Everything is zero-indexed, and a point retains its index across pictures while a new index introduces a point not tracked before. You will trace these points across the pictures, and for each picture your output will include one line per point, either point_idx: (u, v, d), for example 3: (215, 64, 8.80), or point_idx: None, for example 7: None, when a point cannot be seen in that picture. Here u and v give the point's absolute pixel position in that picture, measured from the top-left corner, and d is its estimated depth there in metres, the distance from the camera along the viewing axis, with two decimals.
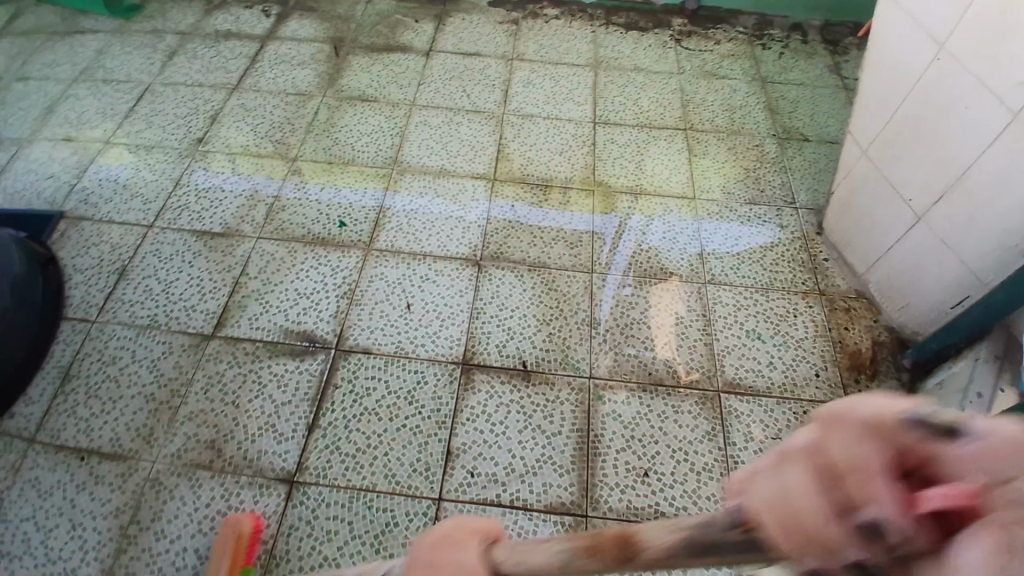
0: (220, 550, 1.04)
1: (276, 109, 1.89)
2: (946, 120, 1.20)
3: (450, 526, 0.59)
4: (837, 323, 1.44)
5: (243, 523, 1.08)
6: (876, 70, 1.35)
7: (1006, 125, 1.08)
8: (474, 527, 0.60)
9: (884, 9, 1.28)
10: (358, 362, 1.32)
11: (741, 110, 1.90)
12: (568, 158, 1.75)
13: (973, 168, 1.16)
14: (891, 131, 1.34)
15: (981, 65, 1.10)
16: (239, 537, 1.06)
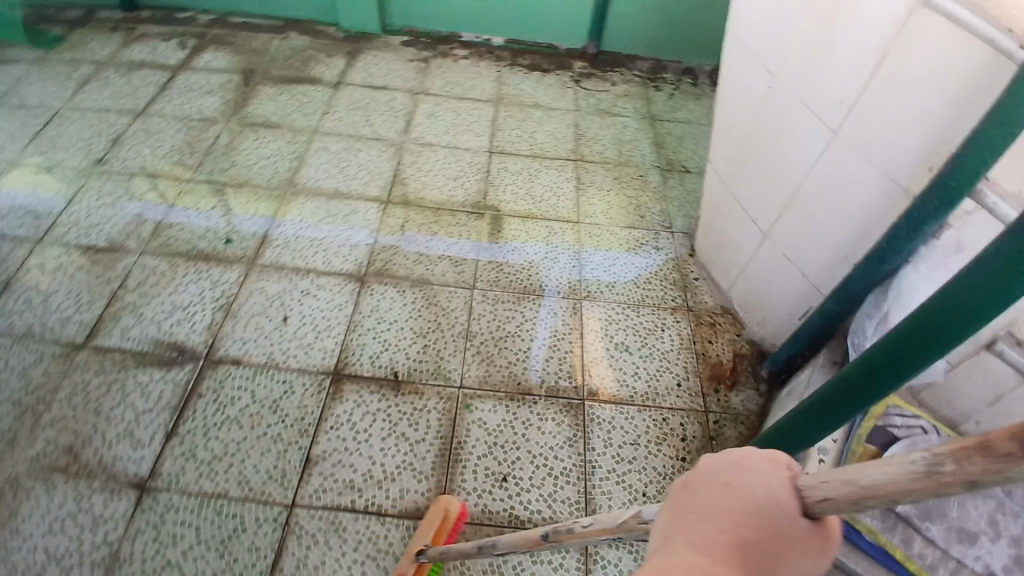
0: (429, 523, 1.09)
1: (178, 133, 1.92)
2: (782, 141, 1.28)
3: (736, 455, 0.49)
4: (701, 337, 1.54)
5: (452, 503, 1.12)
6: (730, 96, 1.44)
7: (826, 143, 1.16)
8: (778, 457, 0.48)
9: (731, 40, 1.37)
10: (225, 372, 1.32)
11: (629, 144, 2.04)
12: (461, 183, 1.83)
13: (806, 184, 1.24)
14: (745, 155, 1.42)
15: (803, 89, 1.18)
16: (447, 515, 1.11)
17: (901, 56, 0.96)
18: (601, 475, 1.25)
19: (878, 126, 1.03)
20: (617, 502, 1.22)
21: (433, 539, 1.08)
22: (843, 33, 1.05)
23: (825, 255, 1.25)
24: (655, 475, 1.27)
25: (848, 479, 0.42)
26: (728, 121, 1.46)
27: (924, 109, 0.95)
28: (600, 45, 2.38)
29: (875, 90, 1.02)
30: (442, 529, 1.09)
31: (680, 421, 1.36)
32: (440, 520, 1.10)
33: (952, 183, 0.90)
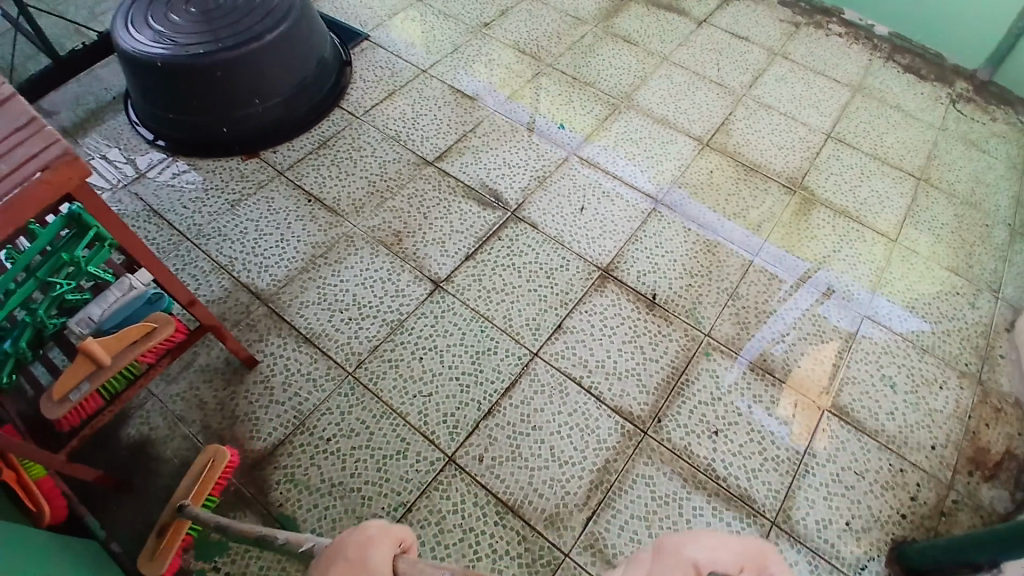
0: (196, 472, 1.11)
1: (552, 22, 2.14)
2: None
3: (367, 529, 0.61)
4: (977, 416, 1.34)
5: (222, 454, 1.12)
6: None
7: None
8: (396, 535, 0.62)
9: None
10: (523, 231, 1.55)
11: (988, 187, 1.75)
12: (785, 155, 1.77)
13: None
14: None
15: None
16: (213, 466, 1.11)
17: None
18: (811, 482, 1.21)
19: None
20: (815, 515, 1.18)
21: (196, 493, 1.08)
22: None
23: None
24: (866, 516, 1.20)
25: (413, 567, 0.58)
26: None
27: None
28: (995, 73, 2.01)
29: None
30: (207, 482, 1.10)
31: (916, 482, 1.24)
32: (207, 469, 1.11)
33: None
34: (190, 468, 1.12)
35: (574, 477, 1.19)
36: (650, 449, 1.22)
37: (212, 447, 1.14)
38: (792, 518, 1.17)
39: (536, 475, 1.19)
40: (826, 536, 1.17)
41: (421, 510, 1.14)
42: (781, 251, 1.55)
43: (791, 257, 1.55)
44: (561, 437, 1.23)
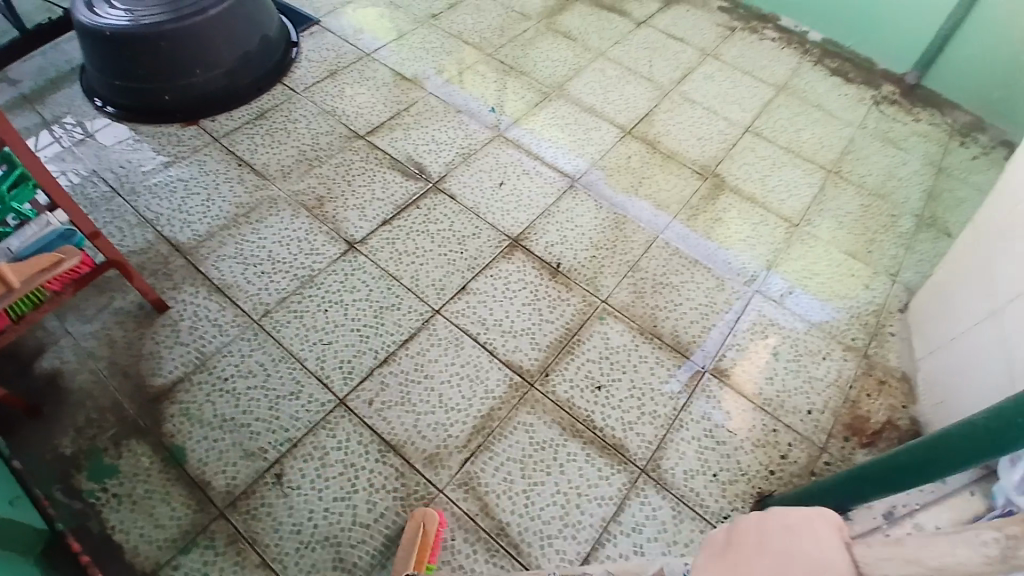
0: (410, 541, 1.05)
1: (498, 17, 2.24)
2: None
3: None
4: (861, 388, 1.41)
5: (430, 518, 1.08)
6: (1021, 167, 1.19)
7: None
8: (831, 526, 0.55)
9: None
10: (440, 201, 1.63)
11: (898, 182, 1.84)
12: (703, 144, 1.86)
13: None
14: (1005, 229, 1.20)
15: None
16: (425, 532, 1.06)
17: None
18: (682, 437, 1.29)
19: None
20: (683, 466, 1.25)
21: (416, 561, 1.02)
22: None
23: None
24: (735, 469, 1.26)
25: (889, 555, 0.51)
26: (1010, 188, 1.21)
27: None
28: (923, 77, 2.11)
29: None
30: (422, 549, 1.04)
31: (789, 443, 1.31)
32: (420, 534, 1.05)
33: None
34: (400, 537, 1.06)
35: (457, 422, 1.25)
36: (534, 400, 1.30)
37: (419, 514, 1.09)
38: (662, 468, 1.25)
39: (421, 419, 1.25)
40: (693, 486, 1.23)
41: (306, 446, 1.20)
42: (682, 231, 1.63)
43: (700, 238, 1.62)
44: (450, 386, 1.29)
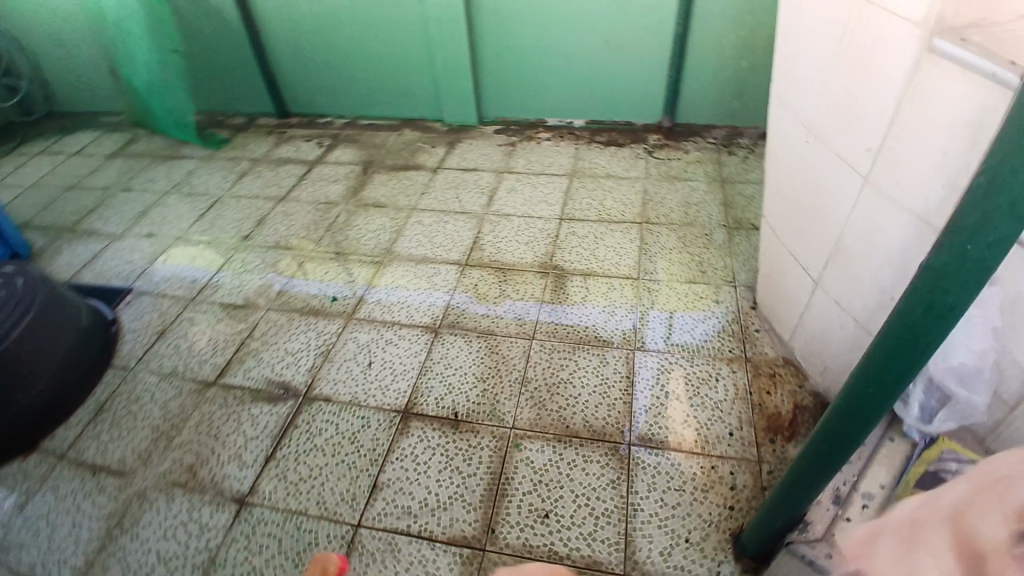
0: None
1: (308, 214, 2.34)
2: (823, 189, 1.29)
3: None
4: (758, 389, 1.51)
5: None
6: (779, 159, 1.46)
7: (860, 189, 1.16)
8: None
9: (776, 109, 1.43)
10: (318, 408, 1.58)
11: (697, 206, 2.10)
12: (532, 247, 2.02)
13: (849, 226, 1.23)
14: (798, 205, 1.40)
15: (836, 142, 1.20)
16: None
17: (920, 106, 0.97)
18: (642, 519, 1.29)
19: (910, 155, 1.01)
20: (656, 548, 1.24)
21: None
22: (867, 97, 1.08)
23: (867, 283, 1.22)
24: (700, 523, 1.28)
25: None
26: (778, 181, 1.48)
27: (933, 152, 0.96)
28: (675, 117, 2.50)
29: (904, 123, 1.01)
30: None
31: (729, 471, 1.36)
32: None
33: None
34: None
35: None
36: (493, 564, 1.23)
37: None
38: (638, 561, 1.23)
39: None
40: (673, 563, 1.23)
41: None
42: (550, 309, 1.77)
43: (570, 307, 1.77)
44: None
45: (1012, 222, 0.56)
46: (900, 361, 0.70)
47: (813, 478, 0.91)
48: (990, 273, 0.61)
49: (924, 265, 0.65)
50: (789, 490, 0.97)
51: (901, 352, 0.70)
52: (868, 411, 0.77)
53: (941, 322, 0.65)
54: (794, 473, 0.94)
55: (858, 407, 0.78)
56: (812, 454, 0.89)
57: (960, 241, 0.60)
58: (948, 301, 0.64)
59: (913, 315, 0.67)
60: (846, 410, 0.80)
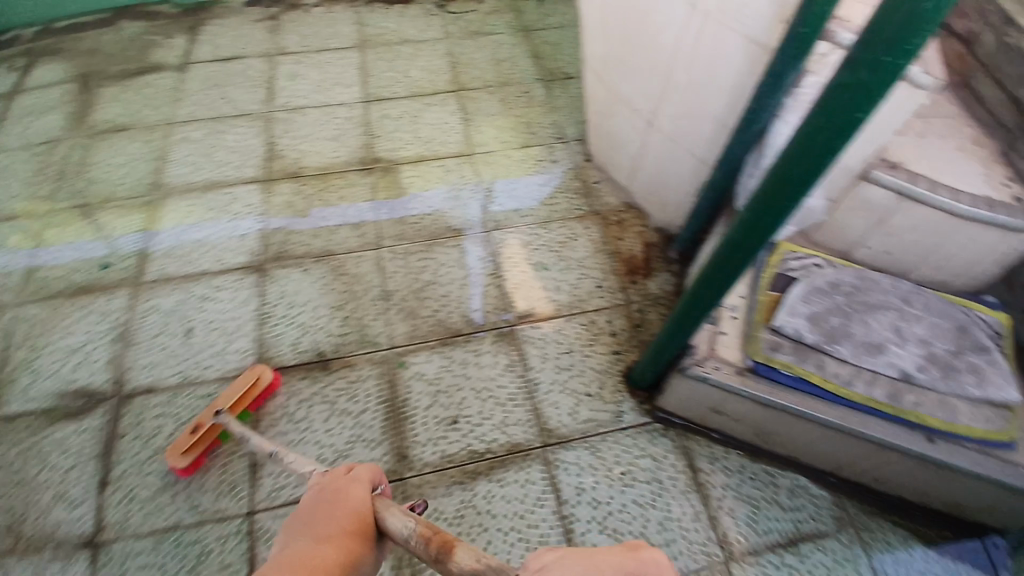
0: None
1: (20, 163, 1.72)
2: (645, 23, 1.24)
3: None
4: (611, 237, 1.54)
5: None
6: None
7: (690, 18, 1.14)
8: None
9: None
10: (141, 405, 1.27)
11: (508, 61, 1.90)
12: (342, 142, 1.69)
13: (678, 58, 1.21)
14: (619, 45, 1.35)
15: None
16: None
17: None
18: (545, 389, 1.32)
19: None
20: (565, 409, 1.29)
21: None
22: None
23: (700, 114, 1.25)
24: (595, 374, 1.34)
25: (385, 509, 0.76)
26: (590, 22, 1.38)
27: None
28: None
29: None
30: None
31: (607, 319, 1.41)
32: None
33: (808, 31, 0.94)
34: None
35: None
36: (418, 488, 1.17)
37: None
38: (553, 428, 1.27)
39: None
40: (581, 420, 1.29)
41: None
42: (388, 207, 1.56)
43: (411, 198, 1.57)
44: None
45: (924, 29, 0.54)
46: (820, 159, 0.69)
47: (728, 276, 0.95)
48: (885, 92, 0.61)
49: (833, 81, 0.63)
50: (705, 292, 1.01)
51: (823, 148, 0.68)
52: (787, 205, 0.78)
53: (843, 140, 0.66)
54: (711, 277, 0.97)
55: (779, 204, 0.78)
56: (728, 253, 0.91)
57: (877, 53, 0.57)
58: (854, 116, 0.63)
59: (825, 134, 0.67)
60: (766, 207, 0.80)
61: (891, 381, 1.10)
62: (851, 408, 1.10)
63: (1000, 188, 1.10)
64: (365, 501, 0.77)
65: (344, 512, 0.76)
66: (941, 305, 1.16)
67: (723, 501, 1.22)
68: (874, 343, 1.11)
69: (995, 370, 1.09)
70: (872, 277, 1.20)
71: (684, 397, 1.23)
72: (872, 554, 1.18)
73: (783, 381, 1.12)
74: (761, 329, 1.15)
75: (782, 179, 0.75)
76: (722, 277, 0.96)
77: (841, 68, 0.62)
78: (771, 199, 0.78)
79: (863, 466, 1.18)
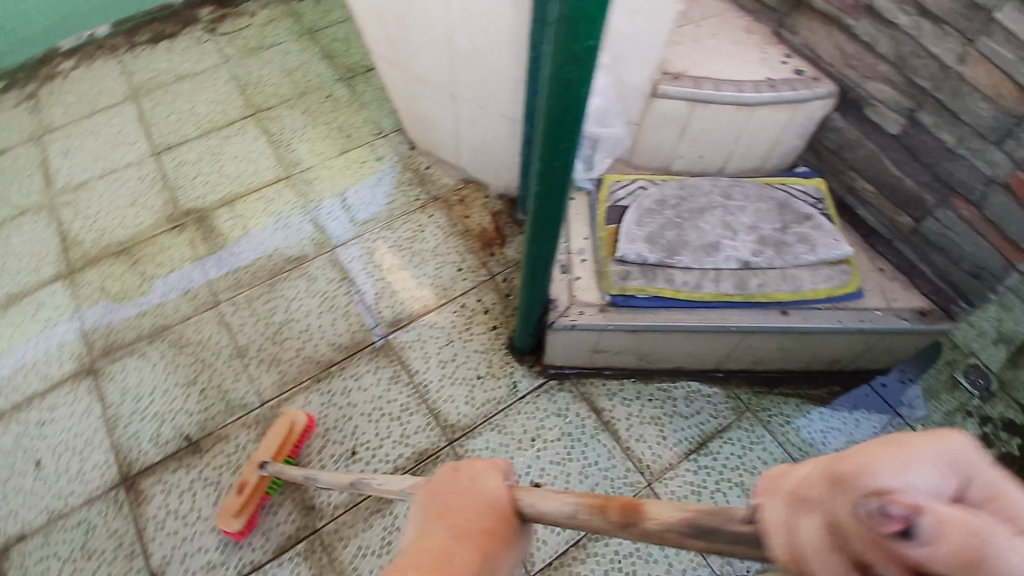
0: None
1: None
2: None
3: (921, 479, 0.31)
4: (458, 218, 1.51)
5: None
6: None
7: None
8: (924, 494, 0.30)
9: None
10: (19, 554, 1.12)
11: (301, 69, 1.72)
12: (144, 204, 1.53)
13: (454, 25, 1.20)
14: (397, 27, 1.31)
15: None
16: None
17: None
18: (437, 387, 1.28)
19: None
20: (461, 401, 1.27)
21: None
22: None
23: (495, 75, 1.24)
24: (480, 356, 1.32)
25: (536, 497, 0.52)
26: (364, 10, 1.34)
27: None
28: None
29: None
30: None
31: (477, 299, 1.39)
32: None
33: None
34: None
35: None
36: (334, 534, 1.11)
37: None
38: (454, 422, 1.24)
39: None
40: (479, 406, 1.27)
41: None
42: (218, 261, 1.43)
43: (239, 245, 1.45)
44: None
45: None
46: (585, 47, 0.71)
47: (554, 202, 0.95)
48: None
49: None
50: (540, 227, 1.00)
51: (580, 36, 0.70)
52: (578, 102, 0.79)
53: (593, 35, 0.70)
54: (539, 209, 0.97)
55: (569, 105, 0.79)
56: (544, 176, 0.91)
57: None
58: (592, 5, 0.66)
59: (578, 24, 0.68)
60: (558, 114, 0.81)
61: (735, 272, 1.16)
62: (709, 307, 1.16)
63: (780, 68, 1.17)
64: (506, 495, 0.52)
65: (485, 512, 0.50)
66: (757, 189, 1.22)
67: (631, 430, 1.26)
68: (710, 243, 1.17)
69: (820, 233, 1.16)
70: (694, 183, 1.25)
71: (564, 347, 1.25)
72: (771, 428, 1.27)
73: (640, 303, 1.16)
74: (609, 263, 1.19)
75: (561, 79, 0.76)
76: (550, 206, 0.96)
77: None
78: (559, 103, 0.79)
79: (740, 355, 1.26)
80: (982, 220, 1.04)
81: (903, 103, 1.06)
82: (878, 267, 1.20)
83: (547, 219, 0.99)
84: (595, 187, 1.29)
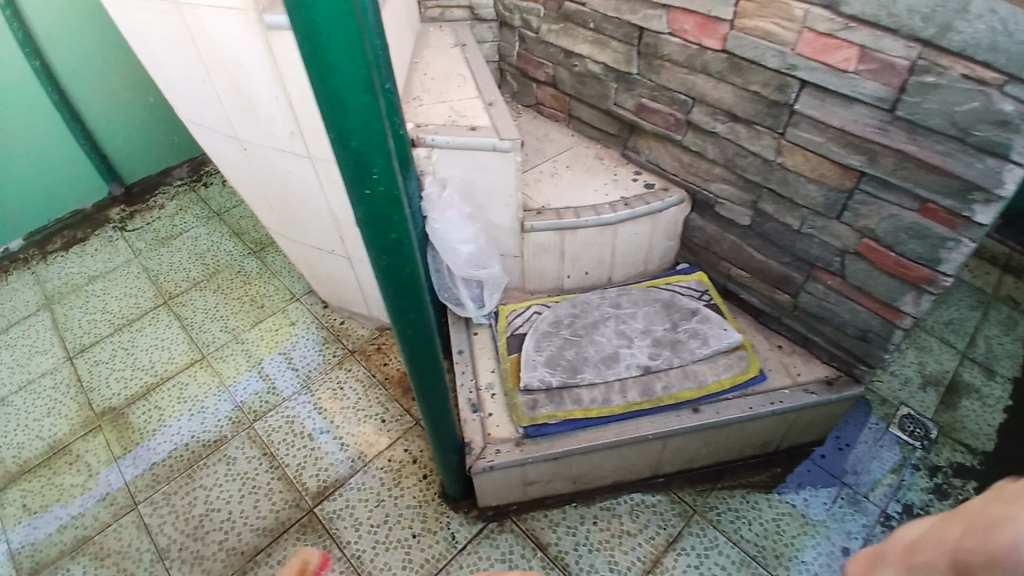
0: None
1: None
2: (291, 185, 1.32)
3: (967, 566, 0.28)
4: (377, 367, 1.54)
5: None
6: (239, 179, 1.44)
7: (315, 170, 1.24)
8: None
9: (199, 137, 1.37)
10: None
11: (209, 250, 1.78)
12: (61, 411, 1.46)
13: (331, 203, 1.32)
14: (285, 209, 1.41)
15: (269, 142, 1.23)
16: None
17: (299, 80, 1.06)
18: (371, 555, 1.23)
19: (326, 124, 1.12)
20: (398, 564, 1.21)
21: None
22: (258, 93, 1.12)
23: None
24: (412, 512, 1.28)
25: None
26: (253, 199, 1.46)
27: None
28: (124, 180, 1.91)
29: (301, 101, 1.10)
30: None
31: (403, 448, 1.38)
32: None
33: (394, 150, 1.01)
34: None
35: None
36: None
37: None
38: None
39: None
40: (417, 566, 1.21)
41: None
42: (136, 456, 1.38)
43: (154, 438, 1.41)
44: None
45: (376, 145, 0.63)
46: (392, 248, 0.74)
47: (428, 368, 0.96)
48: (400, 198, 0.70)
49: (358, 218, 0.71)
50: (426, 393, 1.00)
51: (383, 240, 0.73)
52: (411, 291, 0.81)
53: (397, 238, 0.73)
54: (417, 378, 0.97)
55: (404, 294, 0.81)
56: (410, 351, 0.92)
57: (360, 190, 0.67)
58: (390, 216, 0.70)
59: (381, 234, 0.72)
60: (397, 304, 0.82)
61: (639, 379, 1.18)
62: (624, 419, 1.16)
63: (632, 186, 1.30)
64: None
65: None
66: (644, 293, 1.30)
67: (580, 561, 1.21)
68: (609, 355, 1.21)
69: (709, 325, 1.22)
70: (585, 299, 1.31)
71: (494, 489, 1.21)
72: (722, 529, 1.24)
73: (554, 430, 1.15)
74: (517, 394, 1.19)
75: (385, 276, 0.78)
76: (427, 373, 0.96)
77: (354, 208, 0.70)
78: (396, 294, 0.81)
79: (669, 457, 1.26)
80: (849, 289, 1.11)
81: (745, 198, 1.17)
82: (776, 345, 1.26)
83: (430, 384, 0.99)
84: (495, 321, 1.33)
